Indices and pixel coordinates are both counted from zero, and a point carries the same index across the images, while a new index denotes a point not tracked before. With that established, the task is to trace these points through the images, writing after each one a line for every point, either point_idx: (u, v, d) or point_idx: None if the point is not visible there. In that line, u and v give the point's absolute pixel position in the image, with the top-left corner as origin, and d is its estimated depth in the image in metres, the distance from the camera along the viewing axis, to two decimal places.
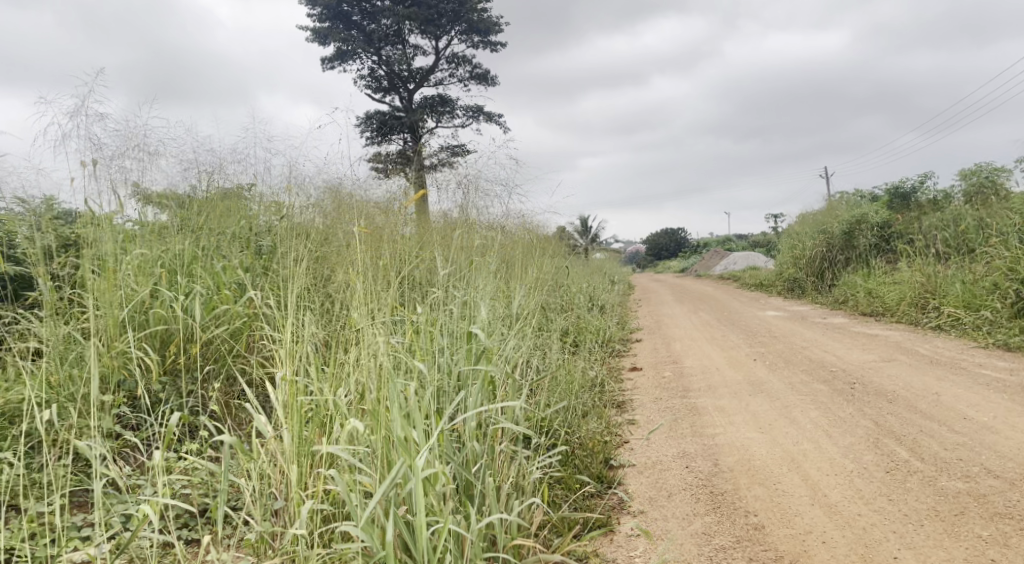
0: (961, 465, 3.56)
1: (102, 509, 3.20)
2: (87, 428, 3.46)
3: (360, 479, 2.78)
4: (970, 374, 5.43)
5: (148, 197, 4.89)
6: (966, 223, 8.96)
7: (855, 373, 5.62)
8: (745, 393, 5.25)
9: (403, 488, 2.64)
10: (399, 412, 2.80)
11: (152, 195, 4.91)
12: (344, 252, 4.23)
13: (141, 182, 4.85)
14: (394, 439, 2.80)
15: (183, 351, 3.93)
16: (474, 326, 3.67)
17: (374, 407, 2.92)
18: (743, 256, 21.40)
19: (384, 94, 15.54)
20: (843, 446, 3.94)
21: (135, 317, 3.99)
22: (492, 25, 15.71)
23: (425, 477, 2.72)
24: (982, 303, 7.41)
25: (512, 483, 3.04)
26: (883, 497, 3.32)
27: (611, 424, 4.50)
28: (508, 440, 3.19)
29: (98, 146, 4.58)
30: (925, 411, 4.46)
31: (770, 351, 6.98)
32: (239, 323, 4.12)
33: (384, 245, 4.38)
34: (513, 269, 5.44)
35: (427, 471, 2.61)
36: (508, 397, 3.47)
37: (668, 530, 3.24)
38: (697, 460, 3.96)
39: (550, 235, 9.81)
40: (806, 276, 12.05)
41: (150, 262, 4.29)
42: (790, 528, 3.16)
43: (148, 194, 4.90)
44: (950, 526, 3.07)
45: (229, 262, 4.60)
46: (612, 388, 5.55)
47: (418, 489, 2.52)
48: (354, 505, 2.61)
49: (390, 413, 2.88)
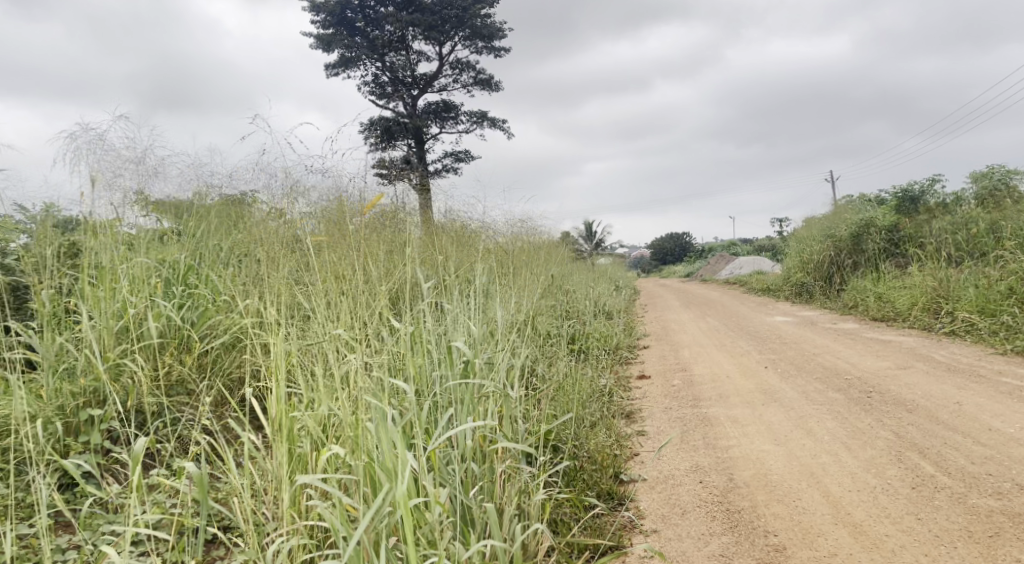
0: (992, 481, 3.39)
1: (90, 529, 3.05)
2: (74, 444, 3.30)
3: (346, 507, 2.62)
4: (991, 382, 5.24)
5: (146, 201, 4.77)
6: (979, 226, 8.78)
7: (871, 381, 5.45)
8: (759, 402, 5.07)
9: (396, 515, 2.50)
10: (387, 434, 2.65)
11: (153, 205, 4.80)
12: (311, 264, 4.12)
13: (142, 190, 4.73)
14: (382, 464, 2.65)
15: (179, 362, 3.77)
16: (459, 336, 3.53)
17: (360, 429, 2.77)
18: (749, 260, 21.13)
19: (388, 100, 15.42)
20: (864, 460, 3.76)
21: (130, 328, 3.83)
22: (496, 31, 15.63)
23: (419, 507, 2.58)
24: (997, 308, 7.23)
25: (514, 506, 2.87)
26: (911, 516, 3.15)
27: (621, 436, 4.34)
28: (509, 458, 3.03)
29: (100, 153, 4.46)
30: (947, 422, 4.28)
31: (781, 358, 6.79)
32: (234, 333, 3.96)
33: (366, 246, 4.25)
34: (516, 276, 5.29)
35: (417, 501, 2.46)
36: (502, 410, 3.31)
37: (683, 553, 3.07)
38: (711, 474, 3.79)
39: (554, 242, 9.69)
40: (814, 280, 11.85)
41: (146, 270, 4.15)
42: (814, 550, 2.99)
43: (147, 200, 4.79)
44: (985, 549, 2.89)
45: (225, 273, 4.46)
46: (621, 398, 5.39)
47: (409, 520, 2.37)
48: (340, 536, 2.46)
49: (376, 435, 2.72)
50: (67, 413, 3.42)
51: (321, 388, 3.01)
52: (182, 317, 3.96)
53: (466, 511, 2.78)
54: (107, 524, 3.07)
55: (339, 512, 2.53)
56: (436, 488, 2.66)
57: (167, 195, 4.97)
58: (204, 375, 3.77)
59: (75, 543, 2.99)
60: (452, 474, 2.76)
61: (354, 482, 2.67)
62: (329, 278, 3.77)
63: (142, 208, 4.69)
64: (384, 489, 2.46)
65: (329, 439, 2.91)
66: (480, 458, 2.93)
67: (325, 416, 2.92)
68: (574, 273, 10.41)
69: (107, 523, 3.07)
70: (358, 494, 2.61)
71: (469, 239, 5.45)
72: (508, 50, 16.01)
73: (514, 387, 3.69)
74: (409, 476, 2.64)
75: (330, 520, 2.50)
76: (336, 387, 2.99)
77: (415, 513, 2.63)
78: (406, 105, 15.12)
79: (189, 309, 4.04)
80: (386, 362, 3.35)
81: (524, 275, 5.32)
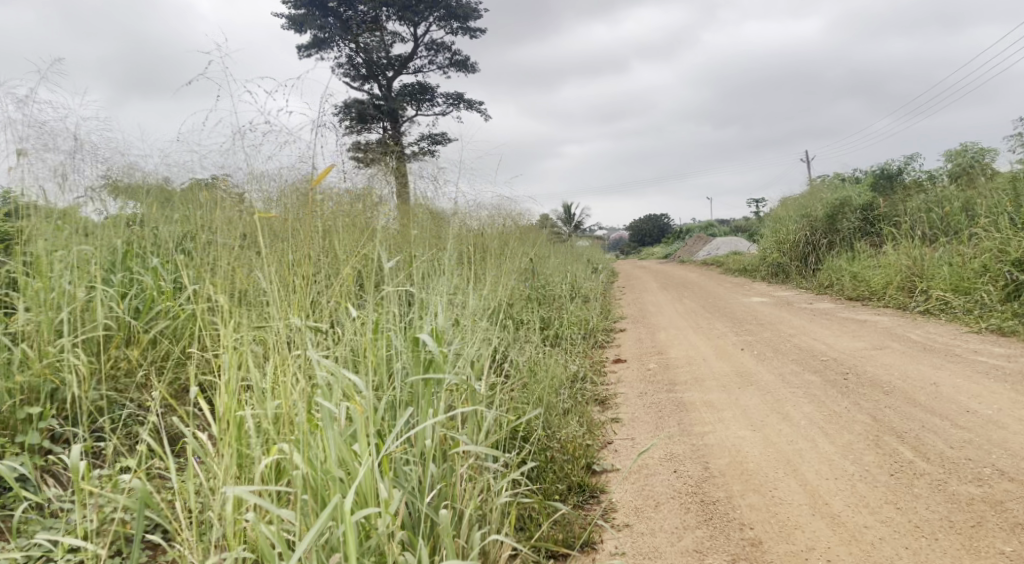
0: (971, 466, 3.30)
1: (26, 535, 2.87)
2: (8, 444, 3.10)
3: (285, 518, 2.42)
4: (966, 362, 5.17)
5: (106, 187, 4.62)
6: (953, 205, 8.74)
7: (847, 362, 5.38)
8: (734, 386, 4.96)
9: (339, 530, 2.31)
10: (332, 438, 2.47)
11: (119, 188, 4.68)
12: (265, 248, 3.87)
13: (107, 173, 4.61)
14: (328, 471, 2.46)
15: (124, 355, 3.60)
16: (424, 326, 3.34)
17: (302, 432, 2.57)
18: (726, 241, 21.01)
19: (362, 82, 15.05)
20: (842, 446, 3.66)
21: (71, 322, 3.64)
22: (471, 11, 15.32)
23: (366, 518, 2.40)
24: (970, 287, 7.18)
25: (474, 510, 2.71)
26: (890, 505, 3.05)
27: (593, 424, 4.21)
28: (471, 457, 2.87)
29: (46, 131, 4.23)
30: (924, 405, 4.20)
31: (757, 340, 6.72)
32: (184, 322, 3.79)
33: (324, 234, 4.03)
34: (488, 265, 5.11)
35: (360, 512, 2.28)
36: (468, 405, 3.15)
37: (656, 548, 2.95)
38: (686, 463, 3.67)
39: (529, 226, 9.53)
40: (790, 260, 11.74)
41: (92, 259, 3.96)
42: (791, 544, 2.87)
43: (104, 186, 4.62)
44: (968, 541, 2.78)
45: (177, 260, 4.27)
46: (595, 383, 5.27)
47: (351, 536, 2.20)
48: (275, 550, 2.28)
49: (323, 440, 2.52)
50: (4, 413, 3.21)
51: (266, 384, 2.79)
52: (126, 308, 3.78)
53: (420, 518, 2.60)
54: (44, 529, 2.89)
55: (276, 526, 2.34)
56: (387, 494, 2.47)
57: (128, 180, 4.81)
58: (152, 368, 3.60)
59: (9, 552, 2.79)
60: (405, 478, 2.57)
61: (294, 492, 2.46)
62: (282, 266, 3.53)
63: (100, 194, 4.54)
64: (325, 502, 2.27)
65: (272, 442, 2.70)
66: (440, 459, 2.76)
67: (272, 412, 2.71)
68: (551, 256, 10.27)
69: (44, 529, 2.89)
70: (297, 506, 2.41)
71: (443, 223, 5.26)
72: (484, 31, 15.75)
73: (482, 376, 3.54)
74: (358, 481, 2.47)
75: (265, 535, 2.32)
76: (281, 382, 2.80)
77: (363, 524, 2.44)
78: (381, 87, 14.82)
79: (136, 299, 3.89)
80: (343, 354, 3.15)
81: (498, 264, 5.13)
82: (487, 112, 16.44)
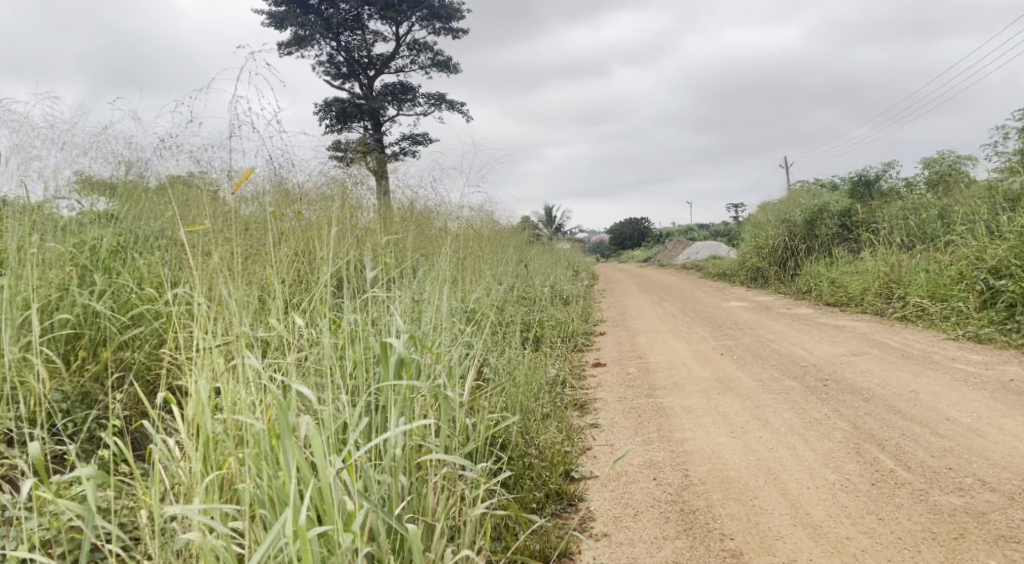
0: (953, 476, 3.27)
1: None
2: None
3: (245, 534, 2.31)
4: (945, 369, 5.18)
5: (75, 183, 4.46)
6: (930, 212, 8.80)
7: (826, 368, 5.37)
8: (714, 391, 4.92)
9: (298, 547, 2.21)
10: (295, 449, 2.36)
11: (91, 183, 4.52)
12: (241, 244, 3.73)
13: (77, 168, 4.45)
14: (290, 484, 2.35)
15: (91, 355, 3.46)
16: (403, 329, 3.25)
17: (265, 443, 2.45)
18: (705, 245, 21.07)
19: (343, 80, 14.88)
20: (822, 454, 3.62)
21: (37, 320, 3.49)
22: (454, 11, 15.23)
23: (329, 534, 2.30)
24: (947, 293, 7.22)
25: (445, 523, 2.62)
26: (872, 516, 3.01)
27: (573, 430, 4.14)
28: (445, 466, 2.78)
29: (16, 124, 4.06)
30: (904, 412, 4.18)
31: (737, 344, 6.69)
32: (155, 322, 3.65)
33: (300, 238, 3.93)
34: (468, 268, 5.05)
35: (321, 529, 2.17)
36: (443, 412, 3.06)
37: (635, 559, 2.88)
38: (665, 470, 3.61)
39: (509, 227, 9.45)
40: (769, 266, 11.77)
41: (59, 257, 3.80)
42: (772, 555, 2.82)
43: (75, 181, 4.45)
44: (951, 553, 2.75)
45: (148, 258, 4.13)
46: (575, 388, 5.20)
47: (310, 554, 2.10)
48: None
49: (284, 451, 2.40)
50: None
51: (229, 390, 2.66)
52: (95, 306, 3.64)
53: (389, 531, 2.51)
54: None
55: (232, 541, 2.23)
56: (353, 508, 2.37)
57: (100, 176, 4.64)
58: (119, 369, 3.46)
59: None
60: (370, 489, 2.47)
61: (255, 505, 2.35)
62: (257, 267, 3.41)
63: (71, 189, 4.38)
64: (284, 518, 2.16)
65: (236, 450, 2.58)
66: (410, 470, 2.68)
67: (236, 417, 2.58)
68: (531, 258, 10.19)
69: None
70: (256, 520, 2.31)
71: (424, 224, 5.18)
72: (465, 32, 15.65)
73: (461, 381, 3.46)
74: (321, 494, 2.37)
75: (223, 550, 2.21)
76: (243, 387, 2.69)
77: (326, 539, 2.33)
78: (362, 86, 14.68)
79: (106, 297, 3.73)
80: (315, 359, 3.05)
81: (479, 268, 5.07)
82: (468, 114, 16.34)
